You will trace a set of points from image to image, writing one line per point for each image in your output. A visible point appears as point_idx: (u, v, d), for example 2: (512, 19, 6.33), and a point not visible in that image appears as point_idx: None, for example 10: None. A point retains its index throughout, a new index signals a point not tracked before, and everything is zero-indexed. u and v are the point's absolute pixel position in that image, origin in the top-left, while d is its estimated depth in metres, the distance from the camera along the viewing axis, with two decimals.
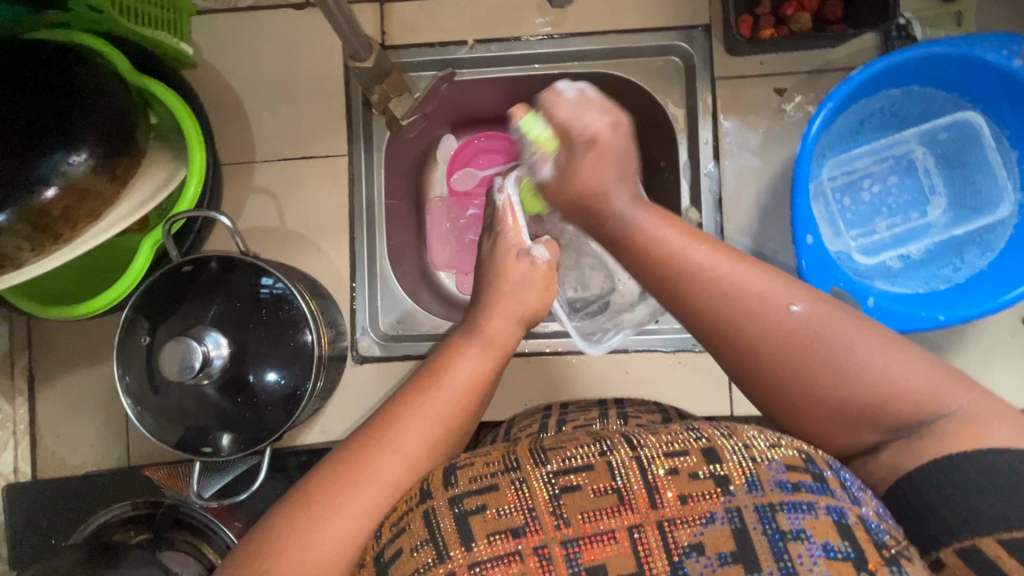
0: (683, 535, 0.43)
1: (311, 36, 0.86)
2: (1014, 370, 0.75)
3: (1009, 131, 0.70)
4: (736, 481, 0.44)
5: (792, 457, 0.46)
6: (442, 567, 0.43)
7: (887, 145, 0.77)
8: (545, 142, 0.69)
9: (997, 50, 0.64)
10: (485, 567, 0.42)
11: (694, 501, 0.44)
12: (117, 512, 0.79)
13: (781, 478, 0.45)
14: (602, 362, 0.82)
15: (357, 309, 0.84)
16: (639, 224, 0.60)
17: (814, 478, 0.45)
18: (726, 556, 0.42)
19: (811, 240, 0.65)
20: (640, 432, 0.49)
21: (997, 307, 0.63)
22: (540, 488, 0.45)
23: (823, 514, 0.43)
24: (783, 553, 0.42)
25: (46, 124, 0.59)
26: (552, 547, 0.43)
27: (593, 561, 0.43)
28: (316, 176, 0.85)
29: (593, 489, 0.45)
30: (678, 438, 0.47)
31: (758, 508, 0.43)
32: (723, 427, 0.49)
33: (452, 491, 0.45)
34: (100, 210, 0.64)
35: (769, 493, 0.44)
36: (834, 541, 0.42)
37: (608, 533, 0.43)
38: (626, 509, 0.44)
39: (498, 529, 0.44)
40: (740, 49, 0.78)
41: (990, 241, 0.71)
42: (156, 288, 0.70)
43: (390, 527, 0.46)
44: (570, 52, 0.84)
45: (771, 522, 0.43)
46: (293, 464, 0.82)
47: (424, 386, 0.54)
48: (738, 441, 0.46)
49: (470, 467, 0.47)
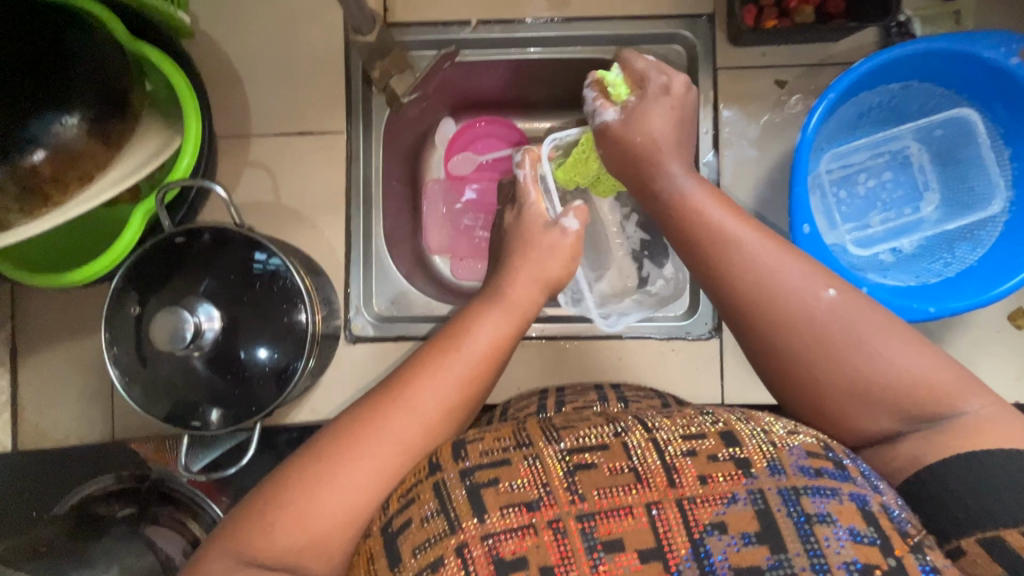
0: (704, 513, 0.43)
1: (312, 10, 0.84)
2: (1000, 365, 0.76)
3: (1004, 129, 0.71)
4: (758, 464, 0.45)
5: (812, 444, 0.47)
6: (454, 538, 0.43)
7: (884, 139, 0.79)
8: (619, 86, 0.66)
9: (995, 47, 0.66)
10: (499, 539, 0.43)
11: (715, 482, 0.44)
12: (100, 484, 0.77)
13: (803, 464, 0.45)
14: (593, 347, 0.83)
15: (351, 288, 0.84)
16: (697, 180, 0.61)
17: (835, 465, 0.46)
18: (750, 536, 0.43)
19: (809, 230, 0.66)
20: (654, 417, 0.50)
21: (987, 300, 0.64)
22: (555, 463, 0.45)
23: (847, 500, 0.44)
24: (809, 536, 0.42)
25: (37, 83, 0.57)
26: (567, 521, 0.43)
27: (609, 535, 0.43)
28: (313, 153, 0.84)
29: (609, 467, 0.45)
30: (694, 422, 0.48)
31: (783, 492, 0.44)
32: (738, 412, 0.50)
33: (463, 464, 0.46)
34: (93, 174, 0.62)
35: (792, 477, 0.44)
36: (860, 526, 0.42)
37: (625, 508, 0.44)
38: (644, 486, 0.44)
39: (512, 502, 0.44)
40: (743, 39, 0.79)
41: (980, 237, 0.72)
42: (149, 258, 0.69)
43: (398, 499, 0.47)
44: (573, 37, 0.84)
45: (796, 506, 0.43)
46: (283, 441, 0.82)
47: (456, 346, 0.56)
48: (756, 426, 0.48)
49: (480, 442, 0.48)
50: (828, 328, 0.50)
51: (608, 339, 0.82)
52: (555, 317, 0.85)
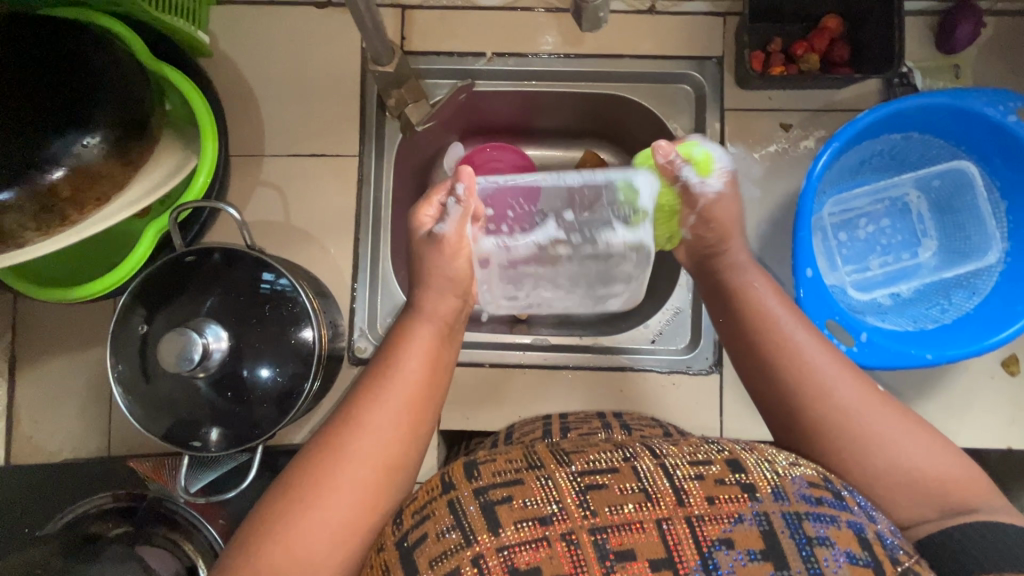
0: (712, 529, 0.44)
1: (330, 35, 0.86)
2: (990, 410, 0.78)
3: (1001, 183, 0.74)
4: (762, 489, 0.46)
5: (813, 476, 0.48)
6: (470, 550, 0.44)
7: (885, 187, 0.81)
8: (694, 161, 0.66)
9: (995, 104, 0.68)
10: (513, 552, 0.44)
11: (722, 502, 0.45)
12: (97, 502, 0.74)
13: (805, 492, 0.47)
14: (594, 377, 0.83)
15: (356, 309, 0.84)
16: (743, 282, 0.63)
17: (834, 495, 0.47)
18: (755, 553, 0.44)
19: (811, 273, 0.67)
20: (661, 444, 0.51)
21: (982, 349, 0.65)
22: (567, 484, 0.46)
23: (844, 527, 0.45)
24: (811, 556, 0.43)
25: (60, 104, 0.58)
26: (579, 533, 0.44)
27: (621, 546, 0.44)
28: (324, 174, 0.85)
29: (619, 487, 0.46)
30: (701, 449, 0.50)
31: (786, 515, 0.45)
32: (742, 443, 0.52)
33: (477, 483, 0.47)
34: (109, 195, 0.63)
35: (794, 503, 0.46)
36: (856, 550, 0.44)
37: (635, 523, 0.45)
38: (653, 504, 0.45)
39: (525, 518, 0.45)
40: (751, 83, 0.81)
41: (977, 284, 0.74)
42: (159, 275, 0.69)
43: (413, 516, 0.48)
44: (584, 72, 0.86)
45: (798, 529, 0.44)
46: (283, 463, 0.81)
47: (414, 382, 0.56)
48: (760, 456, 0.49)
49: (492, 464, 0.49)
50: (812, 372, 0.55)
51: (610, 370, 0.83)
52: (559, 345, 0.86)
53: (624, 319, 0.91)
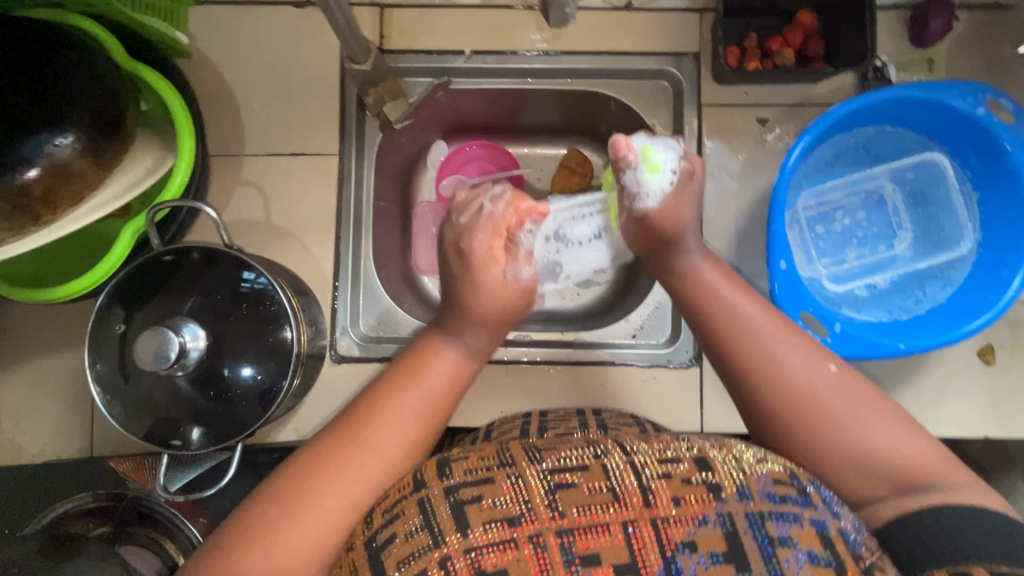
0: (676, 532, 0.45)
1: (309, 34, 0.86)
2: (966, 400, 0.79)
3: (971, 174, 0.75)
4: (727, 488, 0.47)
5: (778, 471, 0.49)
6: (437, 551, 0.44)
7: (860, 179, 0.81)
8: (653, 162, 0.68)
9: (964, 97, 0.69)
10: (481, 554, 0.44)
11: (687, 504, 0.46)
12: (77, 502, 0.76)
13: (769, 490, 0.47)
14: (576, 372, 0.84)
15: (338, 308, 0.84)
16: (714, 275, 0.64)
17: (799, 492, 0.48)
18: (717, 556, 0.44)
19: (785, 266, 0.68)
20: (633, 439, 0.51)
21: (954, 338, 0.66)
22: (536, 483, 0.47)
23: (807, 526, 0.46)
24: (772, 558, 0.44)
25: (33, 103, 0.58)
26: (547, 536, 0.45)
27: (586, 550, 0.44)
28: (304, 173, 0.85)
29: (587, 486, 0.46)
30: (670, 446, 0.49)
31: (749, 515, 0.46)
32: (712, 440, 0.51)
33: (448, 481, 0.47)
34: (83, 194, 0.63)
35: (758, 502, 0.46)
36: (818, 550, 0.44)
37: (602, 525, 0.45)
38: (621, 505, 0.46)
39: (494, 518, 0.45)
40: (727, 78, 0.82)
41: (951, 275, 0.75)
42: (137, 274, 0.70)
43: (382, 515, 0.48)
44: (563, 69, 0.86)
45: (760, 529, 0.45)
46: (262, 461, 0.83)
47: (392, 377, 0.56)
48: (727, 453, 0.49)
49: (464, 461, 0.49)
50: (788, 362, 0.55)
51: (591, 365, 0.84)
52: (542, 341, 0.86)
53: (607, 315, 0.92)
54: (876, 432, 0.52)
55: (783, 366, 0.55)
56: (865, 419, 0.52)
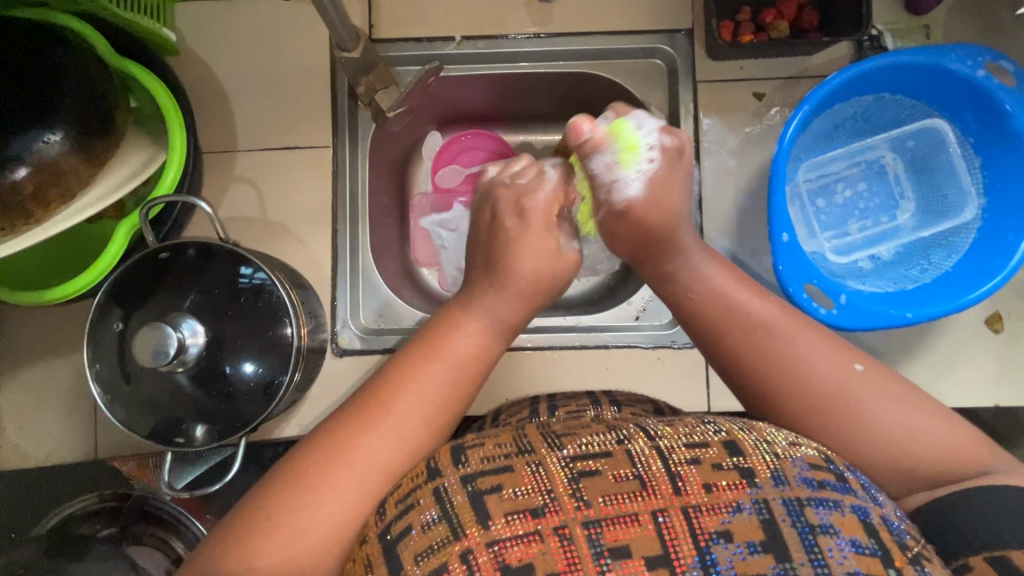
0: (710, 521, 0.44)
1: (297, 27, 0.85)
2: (977, 368, 0.78)
3: (973, 139, 0.73)
4: (761, 474, 0.46)
5: (814, 456, 0.48)
6: (458, 544, 0.44)
7: (859, 149, 0.81)
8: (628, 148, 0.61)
9: (964, 60, 0.68)
10: (504, 547, 0.43)
11: (720, 491, 0.45)
12: (82, 503, 0.75)
13: (807, 475, 0.46)
14: (580, 356, 0.83)
15: (338, 301, 0.84)
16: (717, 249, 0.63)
17: (837, 477, 0.47)
18: (755, 545, 0.43)
19: (787, 238, 0.67)
20: (657, 425, 0.51)
21: (963, 304, 0.65)
22: (558, 471, 0.46)
23: (849, 512, 0.45)
24: (813, 546, 0.43)
25: (22, 102, 0.58)
26: (572, 527, 0.44)
27: (616, 542, 0.43)
28: (298, 167, 0.84)
29: (613, 474, 0.46)
30: (698, 431, 0.49)
31: (787, 502, 0.45)
32: (740, 422, 0.51)
33: (464, 470, 0.47)
34: (74, 192, 0.62)
35: (795, 488, 0.45)
36: (861, 537, 0.44)
37: (630, 515, 0.44)
38: (649, 494, 0.45)
39: (516, 509, 0.45)
40: (721, 54, 0.81)
41: (956, 242, 0.74)
42: (134, 272, 0.69)
43: (395, 505, 0.47)
44: (555, 52, 0.85)
45: (800, 517, 0.44)
46: (268, 456, 0.81)
47: (392, 362, 0.55)
48: (759, 437, 0.48)
49: (480, 448, 0.48)
50: (795, 331, 0.54)
51: (595, 349, 0.83)
52: (545, 326, 0.86)
53: (610, 299, 0.91)
54: (887, 399, 0.51)
55: (789, 337, 0.54)
56: (877, 386, 0.52)
